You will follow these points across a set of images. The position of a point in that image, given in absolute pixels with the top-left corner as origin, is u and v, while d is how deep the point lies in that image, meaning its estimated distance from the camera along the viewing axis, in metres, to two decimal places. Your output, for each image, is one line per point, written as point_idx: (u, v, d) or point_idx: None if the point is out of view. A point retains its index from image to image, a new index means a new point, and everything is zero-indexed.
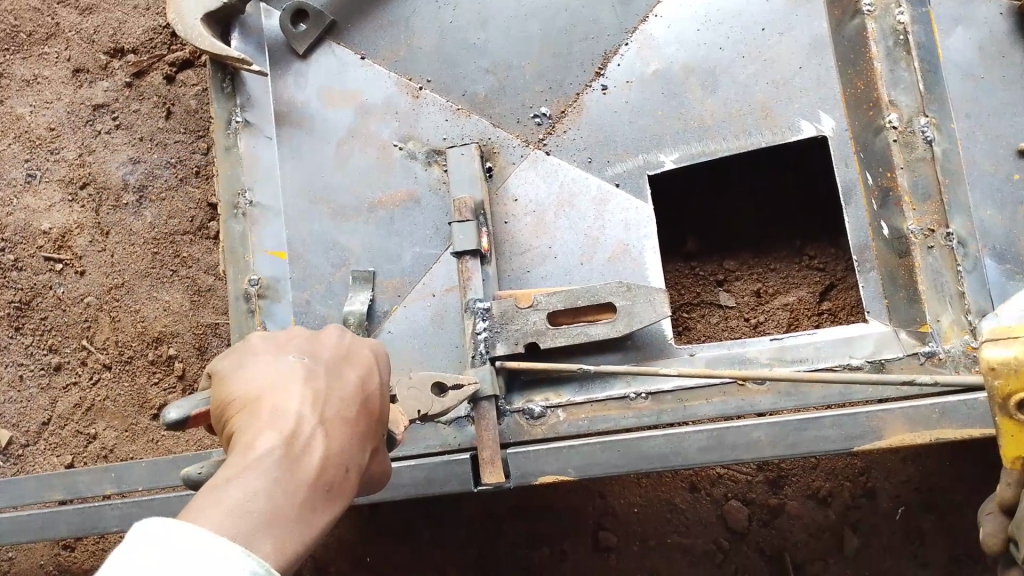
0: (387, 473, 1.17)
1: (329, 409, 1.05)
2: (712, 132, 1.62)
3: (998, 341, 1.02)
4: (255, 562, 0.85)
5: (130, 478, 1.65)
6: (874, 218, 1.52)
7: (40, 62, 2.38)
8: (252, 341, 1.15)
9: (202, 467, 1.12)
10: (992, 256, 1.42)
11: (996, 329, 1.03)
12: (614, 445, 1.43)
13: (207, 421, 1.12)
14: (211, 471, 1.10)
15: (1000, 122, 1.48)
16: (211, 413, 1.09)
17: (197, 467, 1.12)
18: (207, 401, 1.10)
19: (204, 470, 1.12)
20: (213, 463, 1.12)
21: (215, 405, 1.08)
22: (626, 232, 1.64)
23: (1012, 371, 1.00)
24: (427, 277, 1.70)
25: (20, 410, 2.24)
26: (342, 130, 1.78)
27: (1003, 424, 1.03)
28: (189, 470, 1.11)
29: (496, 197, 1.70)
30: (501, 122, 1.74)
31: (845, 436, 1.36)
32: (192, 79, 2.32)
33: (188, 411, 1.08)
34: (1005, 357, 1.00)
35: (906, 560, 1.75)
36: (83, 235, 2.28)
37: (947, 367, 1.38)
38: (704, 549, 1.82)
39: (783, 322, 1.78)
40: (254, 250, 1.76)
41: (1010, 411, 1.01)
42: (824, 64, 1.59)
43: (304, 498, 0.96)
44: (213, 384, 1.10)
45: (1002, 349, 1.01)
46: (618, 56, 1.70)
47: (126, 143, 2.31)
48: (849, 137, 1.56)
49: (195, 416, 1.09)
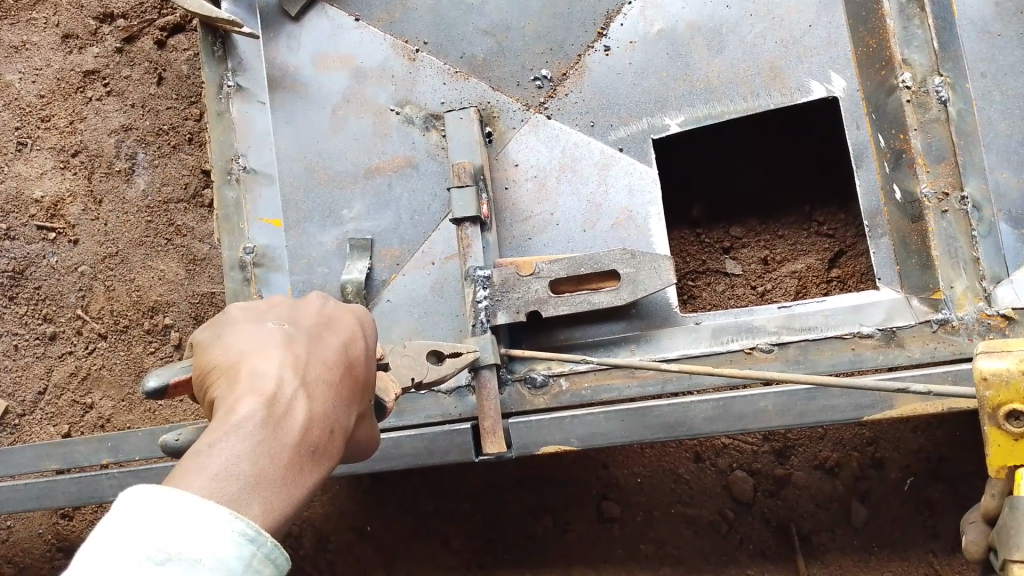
0: (375, 439, 1.15)
1: (310, 372, 1.02)
2: (719, 93, 1.57)
3: (991, 353, 1.01)
4: (243, 523, 0.83)
5: (127, 447, 1.63)
6: (885, 180, 1.47)
7: (28, 27, 2.32)
8: (231, 312, 1.12)
9: (180, 434, 1.14)
10: (1009, 222, 1.38)
11: (994, 341, 1.02)
12: (616, 415, 1.40)
13: (190, 390, 1.10)
14: (189, 437, 1.14)
15: (1017, 81, 1.43)
16: (190, 380, 1.07)
17: (175, 434, 1.15)
18: (184, 369, 1.08)
19: (183, 436, 1.16)
20: (191, 432, 1.15)
21: (194, 374, 1.05)
22: (629, 197, 1.59)
23: (1004, 382, 0.98)
24: (427, 245, 1.66)
25: (15, 380, 2.21)
26: (337, 96, 1.73)
27: (989, 434, 1.01)
28: (168, 438, 1.14)
29: (494, 162, 1.65)
30: (500, 84, 1.68)
31: (855, 405, 1.32)
32: (183, 43, 2.25)
33: (167, 380, 1.07)
34: (998, 368, 0.99)
35: (915, 531, 1.73)
36: (76, 204, 2.24)
37: (960, 334, 1.34)
38: (709, 520, 1.80)
39: (790, 289, 1.75)
40: (249, 218, 1.70)
41: (999, 422, 0.99)
42: (835, 22, 1.53)
43: (289, 459, 0.93)
44: (194, 353, 1.08)
45: (996, 360, 0.99)
46: (622, 15, 1.64)
47: (118, 110, 2.26)
48: (860, 98, 1.50)
49: (173, 385, 1.08)
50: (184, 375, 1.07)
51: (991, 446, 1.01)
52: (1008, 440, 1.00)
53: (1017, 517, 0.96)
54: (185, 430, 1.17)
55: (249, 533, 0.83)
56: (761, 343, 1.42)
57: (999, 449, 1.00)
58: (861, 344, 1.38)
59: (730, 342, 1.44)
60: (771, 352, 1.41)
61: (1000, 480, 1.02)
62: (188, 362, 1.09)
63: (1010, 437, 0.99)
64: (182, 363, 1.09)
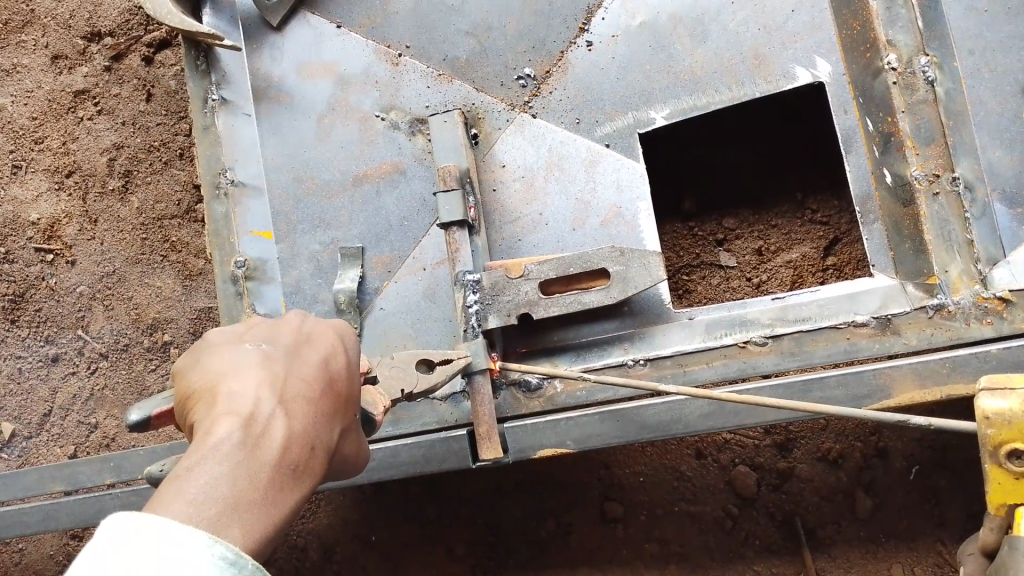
0: (363, 453, 1.15)
1: (289, 390, 1.02)
2: (704, 84, 1.55)
3: (995, 391, 0.97)
4: (223, 546, 0.83)
5: (129, 467, 1.63)
6: (875, 165, 1.45)
7: (17, 50, 2.32)
8: (210, 337, 1.13)
9: (163, 464, 1.17)
10: (1003, 201, 1.35)
11: (995, 377, 0.99)
12: (612, 415, 1.39)
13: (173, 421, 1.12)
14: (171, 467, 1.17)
15: (1007, 57, 1.39)
16: (171, 411, 1.09)
17: (160, 464, 1.19)
18: (167, 400, 1.10)
19: (167, 466, 1.19)
20: (172, 460, 1.18)
21: (173, 403, 1.07)
22: (618, 194, 1.57)
23: (1007, 422, 0.95)
24: (416, 250, 1.64)
25: (21, 403, 2.22)
26: (320, 104, 1.72)
27: (990, 472, 0.97)
28: (153, 469, 1.18)
29: (481, 165, 1.64)
30: (483, 85, 1.67)
31: (852, 396, 1.30)
32: (170, 59, 2.26)
33: (148, 413, 1.09)
34: (1000, 407, 0.96)
35: (923, 520, 1.71)
36: (72, 224, 2.25)
37: (957, 319, 1.31)
38: (715, 516, 1.78)
39: (786, 279, 1.73)
40: (238, 232, 1.69)
41: (1000, 460, 0.96)
42: (819, 5, 1.50)
43: (269, 477, 0.93)
44: (174, 381, 1.08)
45: (998, 400, 0.96)
46: (602, 10, 1.62)
47: (109, 129, 2.26)
48: (846, 83, 1.48)
49: (156, 416, 1.10)
50: (165, 406, 1.09)
51: (991, 484, 0.97)
52: (1009, 479, 0.96)
53: (1017, 559, 0.93)
54: (168, 459, 1.20)
55: (229, 557, 0.82)
56: (755, 336, 1.40)
57: (1000, 488, 0.97)
58: (857, 333, 1.36)
59: (723, 337, 1.42)
60: (765, 345, 1.39)
61: (999, 517, 0.99)
62: (168, 395, 1.11)
63: (1011, 476, 0.96)
64: (164, 394, 1.11)
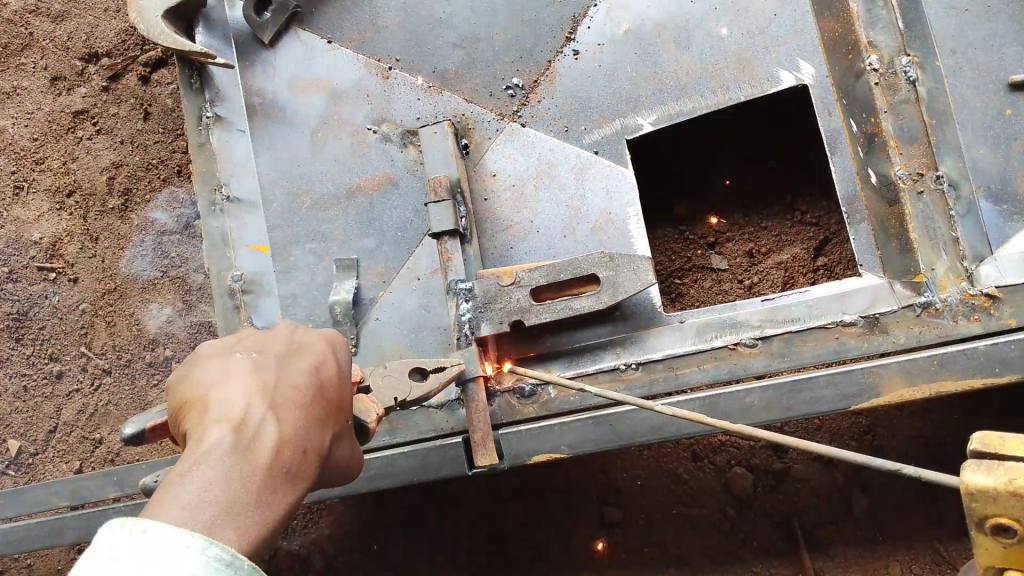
0: (359, 458, 1.17)
1: (279, 396, 1.04)
2: (689, 89, 1.56)
3: None
4: (218, 548, 0.84)
5: (132, 480, 1.65)
6: (861, 165, 1.46)
7: (18, 73, 2.36)
8: (201, 348, 1.15)
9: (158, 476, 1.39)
10: (987, 197, 1.38)
11: None
12: (605, 420, 1.41)
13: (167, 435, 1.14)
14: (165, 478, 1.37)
15: (985, 56, 1.43)
16: (164, 423, 1.12)
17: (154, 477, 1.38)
18: (159, 414, 1.13)
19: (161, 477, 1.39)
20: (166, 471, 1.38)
21: (167, 414, 1.10)
22: (608, 199, 1.59)
23: None
24: (411, 260, 1.66)
25: (27, 420, 2.24)
26: (315, 119, 1.74)
27: None
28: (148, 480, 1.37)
29: (473, 175, 1.65)
30: (473, 96, 1.69)
31: (840, 395, 1.31)
32: (167, 77, 2.29)
33: (143, 425, 1.12)
34: None
35: (920, 518, 1.71)
36: (74, 243, 2.27)
37: (944, 316, 1.32)
38: (712, 518, 1.78)
39: (778, 281, 1.74)
40: (235, 246, 1.71)
41: None
42: (800, 10, 1.53)
43: (261, 480, 0.95)
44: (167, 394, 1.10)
45: None
46: (588, 19, 1.64)
47: (108, 148, 2.29)
48: (829, 86, 1.49)
49: (150, 429, 1.12)
50: (159, 419, 1.12)
51: None
52: None
53: None
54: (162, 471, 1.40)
55: (225, 558, 0.83)
56: (744, 338, 1.41)
57: None
58: (845, 332, 1.37)
59: (713, 339, 1.43)
60: (755, 346, 1.40)
61: None
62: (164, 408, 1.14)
63: None
64: (159, 408, 1.14)
